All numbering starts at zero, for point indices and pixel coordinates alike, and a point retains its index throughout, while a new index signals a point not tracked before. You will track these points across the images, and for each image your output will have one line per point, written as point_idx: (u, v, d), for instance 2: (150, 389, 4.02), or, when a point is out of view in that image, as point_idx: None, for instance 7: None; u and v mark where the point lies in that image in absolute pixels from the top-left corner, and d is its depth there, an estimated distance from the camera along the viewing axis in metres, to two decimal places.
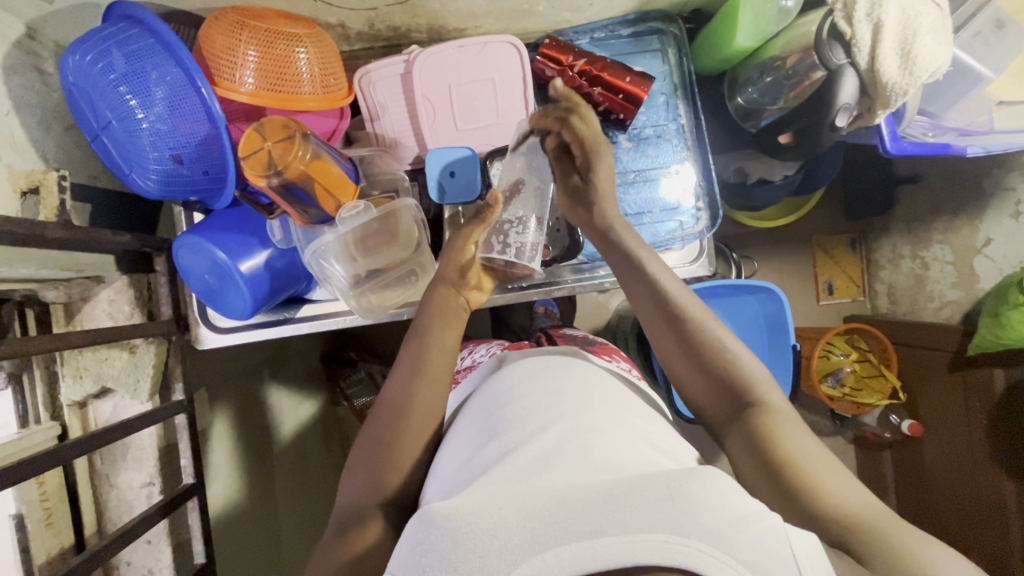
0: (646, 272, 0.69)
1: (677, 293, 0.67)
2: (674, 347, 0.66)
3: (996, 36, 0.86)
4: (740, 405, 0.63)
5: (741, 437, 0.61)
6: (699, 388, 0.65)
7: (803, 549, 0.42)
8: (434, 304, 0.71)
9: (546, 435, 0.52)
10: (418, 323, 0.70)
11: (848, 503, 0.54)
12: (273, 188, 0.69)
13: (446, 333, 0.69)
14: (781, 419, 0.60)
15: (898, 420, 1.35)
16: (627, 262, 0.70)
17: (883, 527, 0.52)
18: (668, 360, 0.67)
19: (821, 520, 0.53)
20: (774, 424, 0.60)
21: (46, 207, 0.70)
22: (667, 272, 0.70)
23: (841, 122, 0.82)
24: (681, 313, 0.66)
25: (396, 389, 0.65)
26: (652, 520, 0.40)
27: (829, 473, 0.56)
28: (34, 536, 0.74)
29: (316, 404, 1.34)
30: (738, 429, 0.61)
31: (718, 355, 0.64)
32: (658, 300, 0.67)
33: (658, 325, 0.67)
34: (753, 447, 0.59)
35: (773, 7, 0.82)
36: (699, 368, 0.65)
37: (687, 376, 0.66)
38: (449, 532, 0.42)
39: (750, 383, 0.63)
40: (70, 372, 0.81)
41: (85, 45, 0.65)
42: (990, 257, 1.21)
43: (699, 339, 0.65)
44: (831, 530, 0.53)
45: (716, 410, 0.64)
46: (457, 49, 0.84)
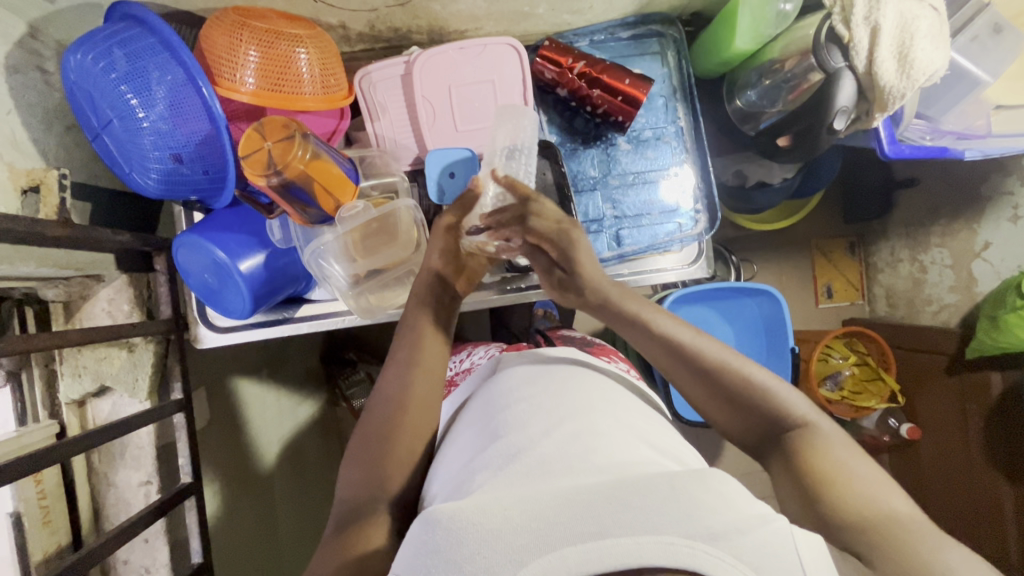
0: (654, 330, 0.69)
1: (689, 339, 0.68)
2: (691, 380, 0.67)
3: (993, 41, 0.86)
4: (777, 431, 0.63)
5: (784, 464, 0.61)
6: (729, 418, 0.66)
7: (806, 550, 0.42)
8: (421, 300, 0.73)
9: (549, 438, 0.52)
10: (407, 320, 0.72)
11: (861, 506, 0.54)
12: (273, 188, 0.69)
13: (436, 332, 0.70)
14: (824, 437, 0.61)
15: (896, 423, 1.34)
16: (635, 322, 0.71)
17: (893, 526, 0.52)
18: (695, 399, 0.68)
19: (840, 526, 0.54)
20: (813, 441, 0.60)
21: (47, 206, 0.70)
22: (669, 318, 0.71)
23: (838, 124, 0.81)
24: (695, 355, 0.67)
25: (391, 383, 0.66)
26: (657, 522, 0.39)
27: (825, 474, 0.57)
28: (32, 534, 0.74)
29: (315, 404, 1.34)
30: (781, 456, 0.62)
31: (741, 387, 0.65)
32: (671, 350, 0.68)
33: (679, 371, 0.68)
34: (795, 470, 0.60)
35: (771, 10, 0.82)
36: (728, 404, 0.66)
37: (718, 413, 0.67)
38: (454, 533, 0.42)
39: (782, 407, 0.64)
40: (69, 370, 0.81)
41: (85, 44, 0.65)
42: (988, 261, 1.21)
43: (719, 379, 0.65)
44: (842, 534, 0.53)
45: (757, 442, 0.65)
46: (457, 50, 0.84)
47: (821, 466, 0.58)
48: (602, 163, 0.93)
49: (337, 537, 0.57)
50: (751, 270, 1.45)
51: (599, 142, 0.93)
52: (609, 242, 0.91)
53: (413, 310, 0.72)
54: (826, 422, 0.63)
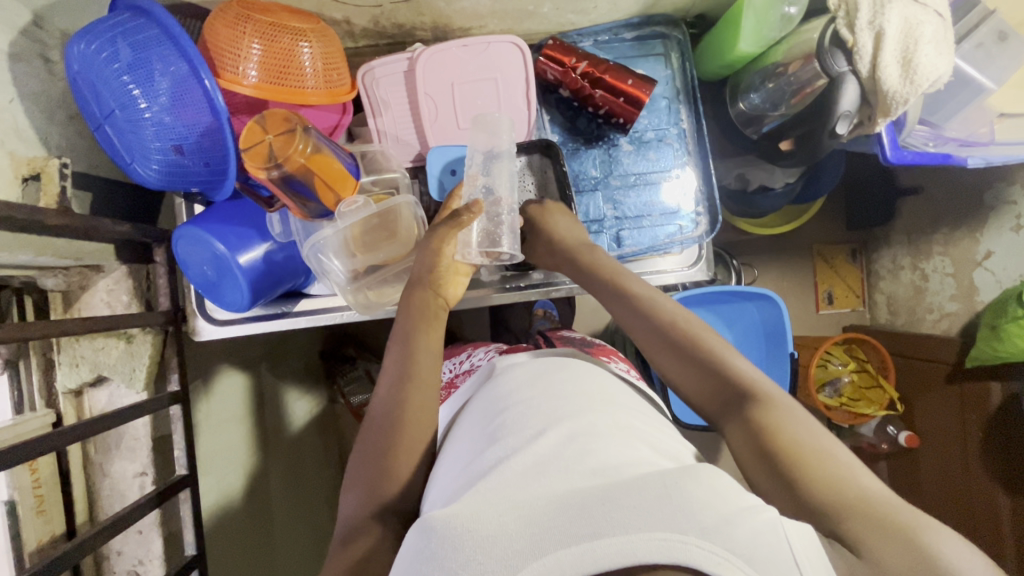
0: (621, 289, 0.73)
1: (651, 300, 0.70)
2: (661, 351, 0.67)
3: (998, 48, 0.85)
4: (733, 396, 0.60)
5: (738, 426, 0.58)
6: (695, 386, 0.64)
7: (797, 539, 0.42)
8: (410, 308, 0.71)
9: (545, 440, 0.52)
10: (396, 332, 0.69)
11: (840, 492, 0.50)
12: (273, 181, 0.71)
13: (426, 340, 0.68)
14: (778, 406, 0.58)
15: (895, 431, 1.34)
16: (607, 282, 0.74)
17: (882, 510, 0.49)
18: (662, 366, 0.67)
19: (821, 512, 0.50)
20: (762, 405, 0.58)
21: (47, 194, 0.71)
22: (643, 283, 0.73)
23: (842, 129, 0.81)
24: (660, 316, 0.68)
25: (384, 400, 0.65)
26: (650, 520, 0.39)
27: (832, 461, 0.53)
28: (25, 522, 0.74)
29: (313, 400, 1.35)
30: (736, 417, 0.59)
31: (704, 353, 0.64)
32: (637, 309, 0.70)
33: (644, 332, 0.69)
34: (755, 444, 0.56)
35: (775, 13, 0.82)
36: (691, 368, 0.64)
37: (679, 376, 0.65)
38: (450, 540, 0.41)
39: (743, 374, 0.62)
40: (67, 360, 0.81)
41: (90, 33, 0.65)
42: (990, 270, 1.21)
43: (682, 340, 0.66)
44: (829, 520, 0.49)
45: (714, 411, 0.62)
46: (461, 48, 0.84)
47: (791, 443, 0.55)
48: (604, 164, 0.93)
49: None
50: (751, 275, 1.45)
51: (600, 142, 0.93)
52: (610, 243, 0.91)
53: (400, 317, 0.70)
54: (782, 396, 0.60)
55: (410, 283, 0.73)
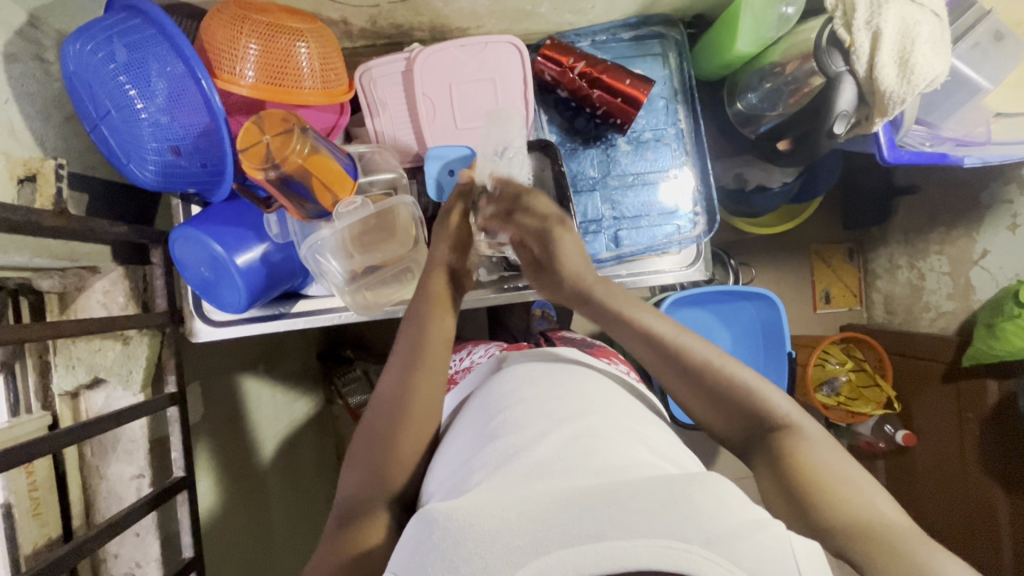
0: (633, 321, 0.69)
1: (672, 336, 0.67)
2: (682, 384, 0.66)
3: (994, 48, 0.86)
4: (760, 432, 0.62)
5: (766, 461, 0.60)
6: (717, 417, 0.65)
7: (803, 556, 0.42)
8: (427, 294, 0.71)
9: (549, 441, 0.52)
10: (412, 315, 0.69)
11: (859, 508, 0.53)
12: (270, 181, 0.70)
13: (440, 321, 0.69)
14: (809, 438, 0.60)
15: (892, 429, 1.36)
16: (616, 318, 0.70)
17: (889, 531, 0.51)
18: (684, 400, 0.67)
19: (829, 530, 0.53)
20: (796, 444, 0.59)
21: (42, 195, 0.70)
22: (652, 313, 0.70)
23: (838, 129, 0.81)
24: (687, 356, 0.65)
25: (392, 384, 0.65)
26: (654, 526, 0.39)
27: (835, 481, 0.55)
28: (22, 526, 0.74)
29: (309, 402, 1.34)
30: (763, 450, 0.61)
31: (730, 387, 0.64)
32: (656, 347, 0.67)
33: (666, 370, 0.66)
34: (777, 470, 0.58)
35: (773, 12, 0.82)
36: (716, 405, 0.64)
37: (702, 409, 0.65)
38: (451, 533, 0.41)
39: (774, 410, 0.62)
40: (63, 361, 0.81)
41: (85, 33, 0.65)
42: (986, 269, 1.21)
43: (708, 380, 0.64)
44: (836, 539, 0.52)
45: (737, 440, 0.64)
46: (459, 48, 0.84)
47: (811, 466, 0.57)
48: (602, 164, 0.93)
49: (344, 540, 0.56)
50: (749, 274, 1.45)
51: (599, 142, 0.92)
52: (608, 243, 0.91)
53: (417, 298, 0.71)
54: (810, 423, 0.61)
55: (428, 263, 0.74)
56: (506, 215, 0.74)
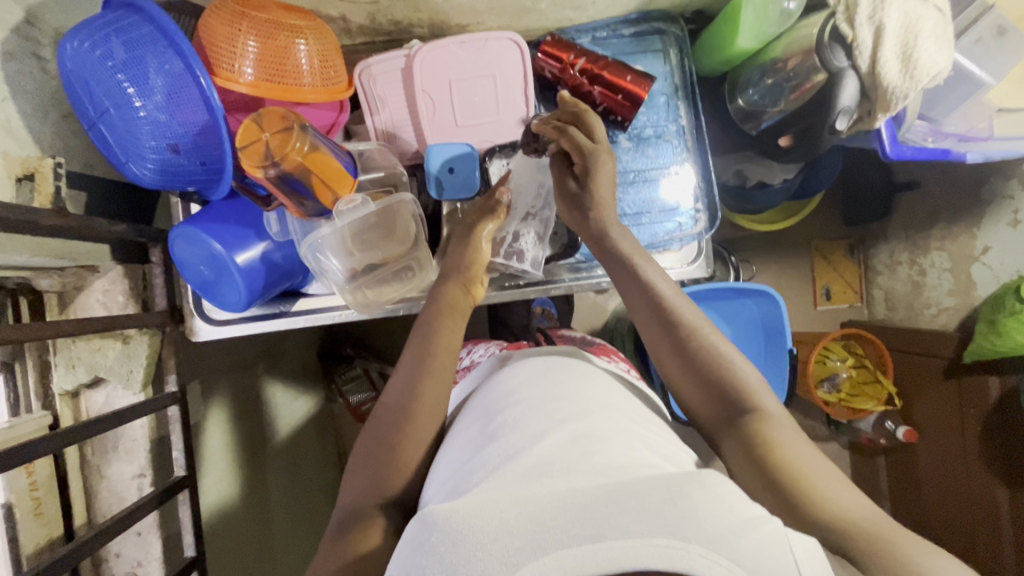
0: (641, 278, 0.70)
1: (672, 297, 0.68)
2: (667, 352, 0.66)
3: (997, 43, 0.85)
4: (733, 414, 0.62)
5: (737, 442, 0.60)
6: (696, 396, 0.65)
7: (802, 551, 0.41)
8: (436, 304, 0.71)
9: (548, 441, 0.51)
10: (420, 324, 0.69)
11: (846, 509, 0.52)
12: (270, 180, 0.70)
13: (449, 330, 0.68)
14: (779, 425, 0.60)
15: (893, 426, 1.35)
16: (624, 266, 0.71)
17: (873, 531, 0.50)
18: (669, 373, 0.67)
19: (823, 523, 0.52)
20: (767, 431, 0.59)
21: (41, 194, 0.69)
22: (658, 270, 0.71)
23: (841, 125, 0.81)
24: (681, 327, 0.66)
25: (397, 389, 0.65)
26: (653, 525, 0.39)
27: (818, 480, 0.55)
28: (23, 526, 0.74)
29: (309, 401, 1.34)
30: (734, 433, 0.61)
31: (716, 363, 0.64)
32: (654, 307, 0.67)
33: (657, 332, 0.67)
34: (751, 455, 0.58)
35: (774, 8, 0.81)
36: (697, 380, 0.64)
37: (683, 382, 0.65)
38: (450, 535, 0.41)
39: (749, 393, 0.62)
40: (63, 361, 0.80)
41: (83, 31, 0.64)
42: (988, 265, 1.20)
43: (695, 352, 0.64)
44: (831, 533, 0.51)
45: (713, 420, 0.64)
46: (459, 44, 0.83)
47: (791, 460, 0.57)
48: None
49: (346, 540, 0.56)
50: (749, 271, 1.45)
51: None
52: None
53: (428, 309, 0.71)
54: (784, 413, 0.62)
55: (443, 278, 0.74)
56: (558, 130, 0.77)
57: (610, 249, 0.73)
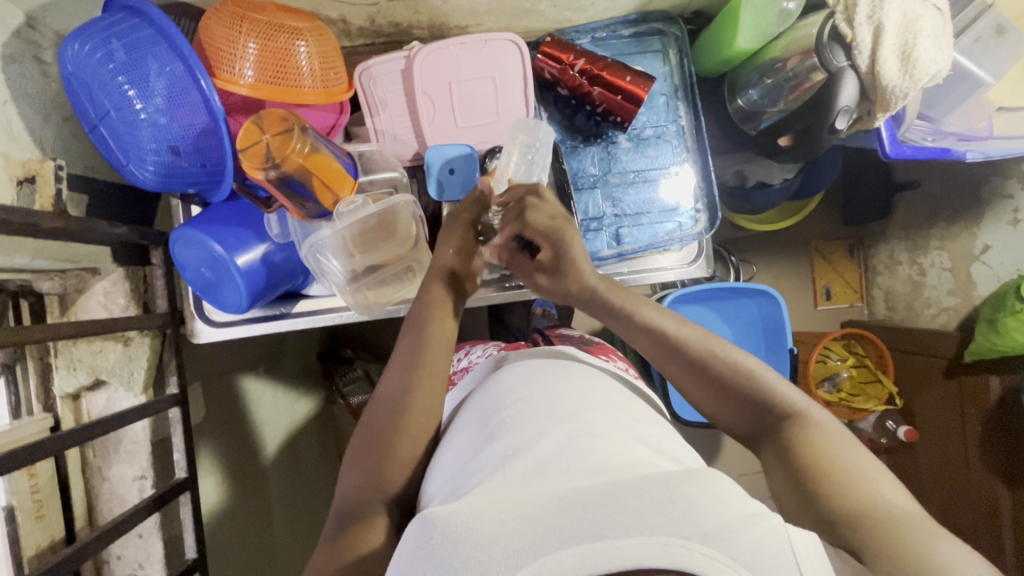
0: (642, 318, 0.70)
1: (674, 329, 0.68)
2: (686, 376, 0.67)
3: (996, 42, 0.85)
4: (766, 423, 0.62)
5: (773, 448, 0.61)
6: (726, 411, 0.65)
7: (802, 548, 0.41)
8: (428, 296, 0.71)
9: (546, 441, 0.51)
10: (413, 317, 0.69)
11: (865, 498, 0.52)
12: (271, 181, 0.70)
13: (440, 324, 0.68)
14: (817, 425, 0.60)
15: (894, 425, 1.36)
16: (617, 312, 0.71)
17: (890, 517, 0.50)
18: (693, 396, 0.67)
19: (835, 522, 0.52)
20: (807, 433, 0.59)
21: (42, 196, 0.70)
22: (653, 307, 0.71)
23: (841, 124, 0.80)
24: (690, 349, 0.66)
25: (393, 386, 0.65)
26: (652, 524, 0.39)
27: (843, 474, 0.55)
28: (24, 528, 0.74)
29: (310, 402, 1.34)
30: (771, 441, 0.61)
31: (732, 375, 0.64)
32: (658, 338, 0.68)
33: (668, 362, 0.67)
34: (785, 458, 0.59)
35: (774, 8, 0.81)
36: (721, 395, 0.65)
37: (707, 401, 0.66)
38: (449, 538, 0.41)
39: (781, 398, 0.63)
40: (64, 363, 0.80)
41: (83, 34, 0.64)
42: (987, 264, 1.21)
43: (710, 367, 0.65)
44: (839, 531, 0.51)
45: (748, 431, 0.64)
46: (458, 46, 0.84)
47: (813, 456, 0.57)
48: (602, 162, 0.92)
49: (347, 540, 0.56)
50: (750, 271, 1.45)
51: (599, 140, 0.92)
52: (609, 241, 0.91)
53: (419, 303, 0.70)
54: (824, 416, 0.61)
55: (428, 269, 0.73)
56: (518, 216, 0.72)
57: (599, 302, 0.72)
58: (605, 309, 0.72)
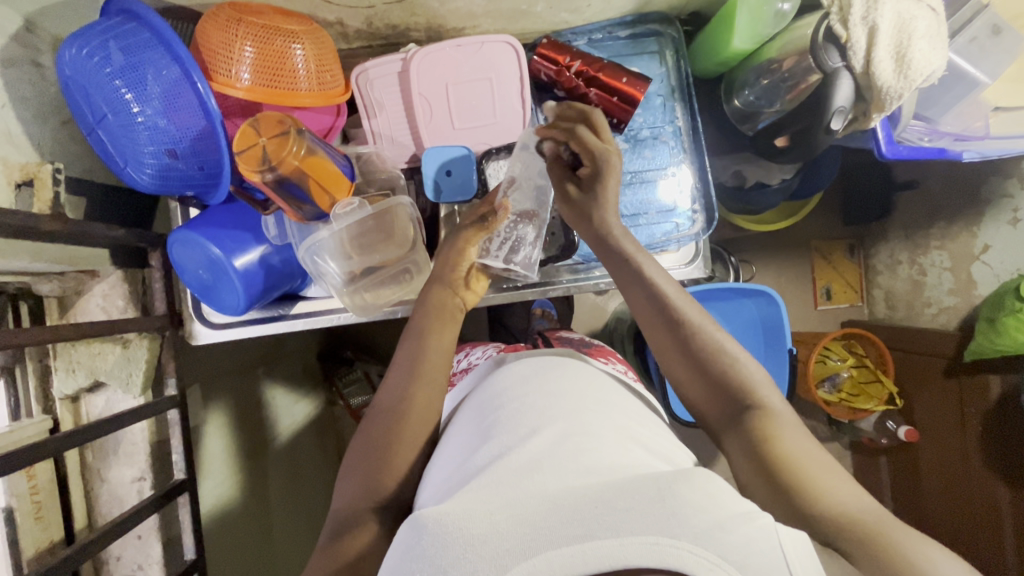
0: (643, 275, 0.68)
1: (675, 295, 0.67)
2: (674, 353, 0.65)
3: (992, 42, 0.86)
4: (737, 408, 0.62)
5: (739, 437, 0.61)
6: (699, 393, 0.65)
7: (792, 548, 0.41)
8: (427, 307, 0.71)
9: (539, 439, 0.52)
10: (413, 327, 0.69)
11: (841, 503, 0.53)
12: (267, 184, 0.70)
13: (437, 339, 0.68)
14: (779, 419, 0.60)
15: (894, 426, 1.34)
16: (624, 266, 0.70)
17: (868, 526, 0.51)
18: (673, 370, 0.66)
19: (820, 519, 0.53)
20: (771, 427, 0.59)
21: (40, 200, 0.71)
22: (660, 269, 0.70)
23: (837, 125, 0.80)
24: (687, 326, 0.65)
25: (392, 392, 0.65)
26: (642, 523, 0.39)
27: (818, 479, 0.55)
28: (23, 529, 0.74)
29: (310, 404, 1.34)
30: (736, 429, 0.61)
31: (720, 361, 0.63)
32: (657, 305, 0.66)
33: (657, 328, 0.66)
34: (755, 455, 0.58)
35: (769, 10, 0.82)
36: (703, 379, 0.64)
37: (685, 378, 0.65)
38: (440, 539, 0.41)
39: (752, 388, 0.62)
40: (63, 365, 0.81)
41: (81, 38, 0.65)
42: (987, 264, 1.20)
43: (699, 347, 0.64)
44: (823, 529, 0.52)
45: (715, 417, 0.64)
46: (455, 48, 0.84)
47: (788, 453, 0.57)
48: None
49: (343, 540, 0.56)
50: (749, 272, 1.45)
51: None
52: None
53: (418, 310, 0.71)
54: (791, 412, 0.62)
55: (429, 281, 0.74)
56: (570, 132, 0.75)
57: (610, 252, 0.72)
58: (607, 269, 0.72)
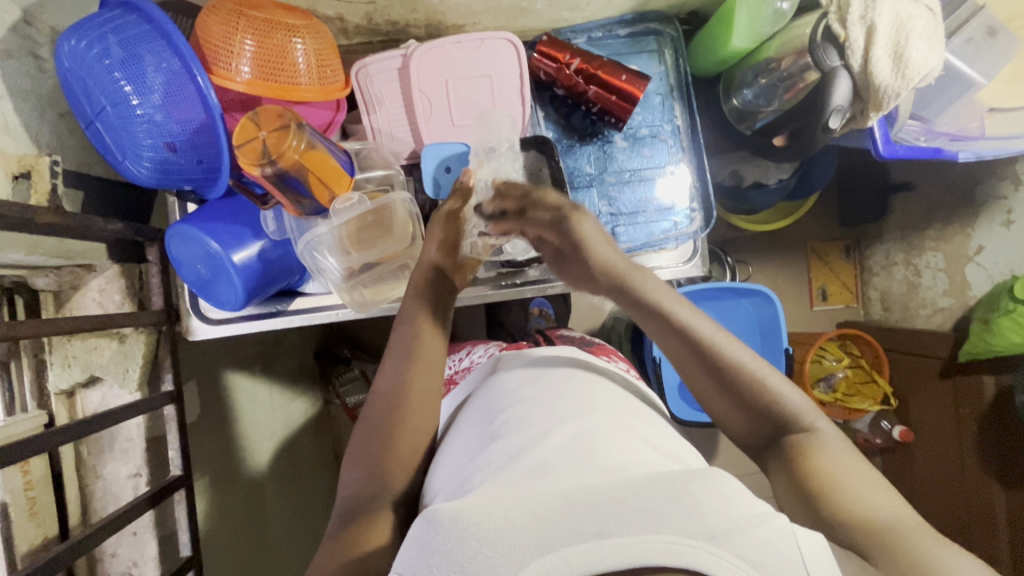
0: (675, 322, 0.67)
1: (707, 333, 0.66)
2: (709, 387, 0.65)
3: (987, 43, 0.87)
4: (774, 424, 0.63)
5: (779, 461, 0.61)
6: (736, 419, 0.65)
7: (809, 550, 0.41)
8: (424, 295, 0.72)
9: (551, 440, 0.52)
10: (403, 313, 0.71)
11: (866, 508, 0.52)
12: (267, 177, 0.70)
13: (435, 326, 0.70)
14: (821, 439, 0.60)
15: (889, 425, 1.37)
16: (653, 309, 0.69)
17: (891, 529, 0.50)
18: (697, 390, 0.66)
19: (839, 524, 0.52)
20: (811, 444, 0.60)
21: (37, 191, 0.70)
22: (691, 310, 0.69)
23: (833, 123, 0.80)
24: (717, 357, 0.65)
25: (392, 381, 0.66)
26: (658, 521, 0.39)
27: (850, 482, 0.55)
28: (16, 525, 0.73)
29: (306, 402, 1.34)
30: (777, 457, 0.61)
31: (752, 387, 0.63)
32: (688, 344, 0.66)
33: (692, 367, 0.66)
34: (792, 474, 0.58)
35: (768, 8, 0.83)
36: (740, 407, 0.64)
37: (721, 410, 0.65)
38: (456, 533, 0.41)
39: (789, 410, 0.63)
40: (59, 360, 0.80)
41: (80, 30, 0.65)
42: (981, 265, 1.21)
43: (733, 379, 0.64)
44: (848, 535, 0.51)
45: (755, 443, 0.64)
46: (455, 44, 0.84)
47: (828, 469, 0.57)
48: (597, 161, 0.93)
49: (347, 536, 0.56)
50: (746, 272, 1.45)
51: (595, 139, 0.93)
52: None
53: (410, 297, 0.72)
54: (827, 424, 0.62)
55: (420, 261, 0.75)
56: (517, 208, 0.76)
57: (641, 298, 0.70)
58: (636, 308, 0.70)
